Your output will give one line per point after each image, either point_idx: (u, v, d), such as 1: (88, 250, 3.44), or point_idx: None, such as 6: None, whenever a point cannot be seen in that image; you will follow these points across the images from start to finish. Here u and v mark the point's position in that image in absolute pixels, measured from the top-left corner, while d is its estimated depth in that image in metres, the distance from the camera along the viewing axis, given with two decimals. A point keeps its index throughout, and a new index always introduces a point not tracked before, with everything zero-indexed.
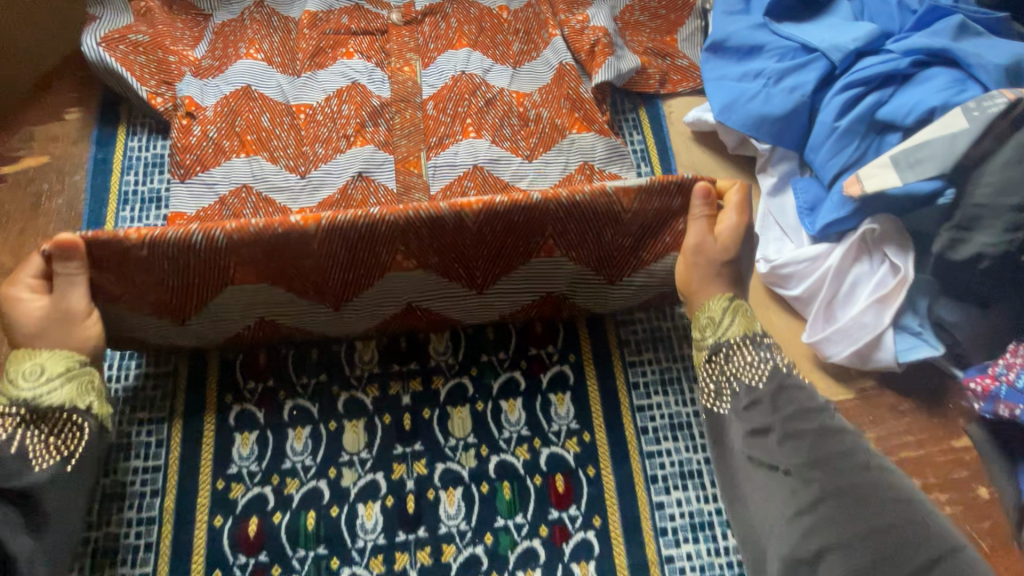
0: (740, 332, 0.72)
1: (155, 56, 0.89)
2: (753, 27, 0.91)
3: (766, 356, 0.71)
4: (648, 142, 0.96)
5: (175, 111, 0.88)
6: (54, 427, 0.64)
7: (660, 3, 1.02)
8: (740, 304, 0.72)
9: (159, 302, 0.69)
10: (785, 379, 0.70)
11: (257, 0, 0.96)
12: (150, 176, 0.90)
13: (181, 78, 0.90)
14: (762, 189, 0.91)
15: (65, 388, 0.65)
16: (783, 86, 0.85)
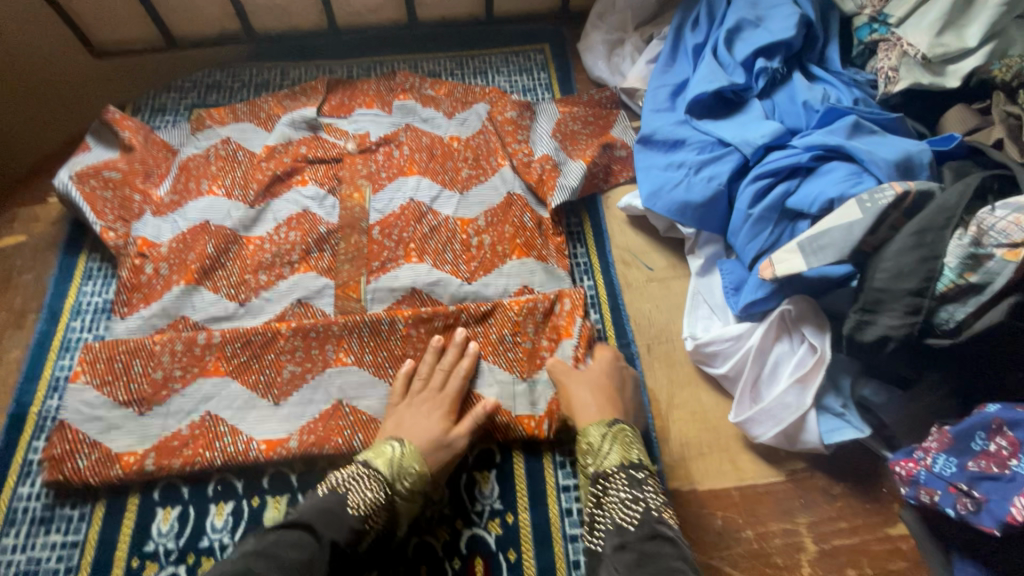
0: (618, 461, 0.74)
1: (121, 193, 0.96)
2: (677, 123, 1.00)
3: (637, 495, 0.71)
4: (585, 226, 1.02)
5: (126, 249, 0.93)
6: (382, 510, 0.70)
7: (588, 113, 1.12)
8: (620, 429, 0.76)
9: (138, 391, 0.81)
10: (653, 520, 0.68)
11: (224, 138, 1.06)
12: (108, 287, 0.93)
13: (139, 217, 0.96)
14: (691, 270, 0.95)
15: (416, 495, 0.74)
16: (702, 175, 0.92)
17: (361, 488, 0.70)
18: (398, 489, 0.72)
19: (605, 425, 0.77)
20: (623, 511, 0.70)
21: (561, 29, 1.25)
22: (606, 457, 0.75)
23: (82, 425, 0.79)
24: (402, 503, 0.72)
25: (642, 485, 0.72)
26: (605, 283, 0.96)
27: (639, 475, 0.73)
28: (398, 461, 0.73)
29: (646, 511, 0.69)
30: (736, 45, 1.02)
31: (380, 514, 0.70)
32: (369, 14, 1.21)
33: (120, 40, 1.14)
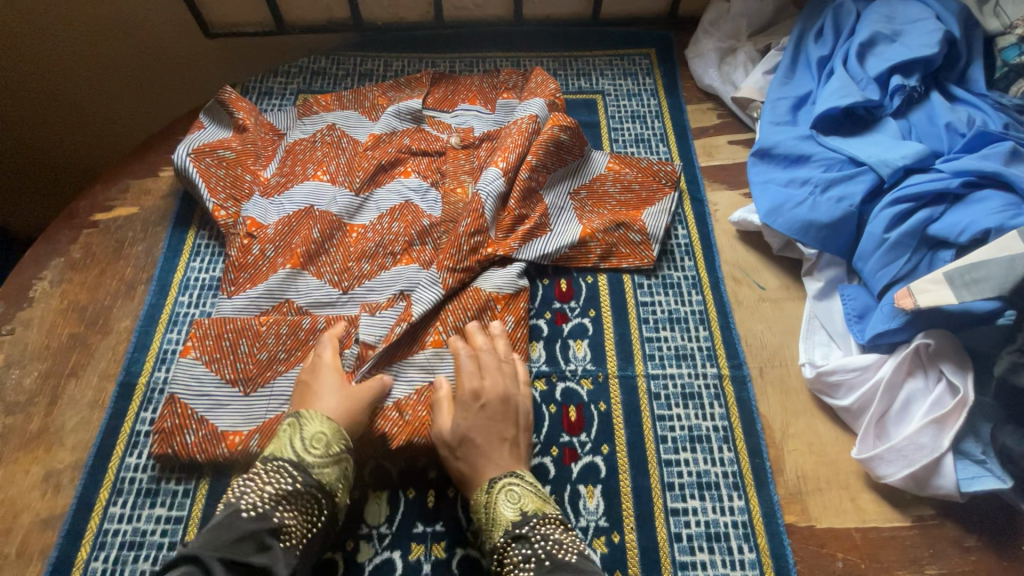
0: (512, 518, 0.67)
1: (233, 172, 0.97)
2: (800, 138, 0.95)
3: (530, 553, 0.63)
4: (693, 238, 0.97)
5: (235, 229, 0.94)
6: (309, 503, 0.66)
7: (637, 180, 1.00)
8: (507, 484, 0.69)
9: (243, 370, 0.82)
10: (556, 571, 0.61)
11: (330, 125, 1.06)
12: (215, 264, 0.94)
13: (249, 197, 0.96)
14: (807, 292, 0.90)
15: (330, 464, 0.69)
16: (830, 195, 0.87)
17: (260, 486, 0.64)
18: (307, 460, 0.68)
19: (487, 490, 0.69)
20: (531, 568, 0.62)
21: (669, 35, 1.22)
22: (496, 520, 0.67)
23: (190, 400, 0.79)
24: (322, 475, 0.68)
25: (527, 539, 0.65)
26: (715, 299, 0.91)
27: (524, 530, 0.65)
28: (323, 443, 0.70)
29: (546, 562, 0.62)
30: (869, 60, 0.96)
31: (299, 500, 0.65)
32: (474, 10, 1.21)
33: (233, 23, 1.15)
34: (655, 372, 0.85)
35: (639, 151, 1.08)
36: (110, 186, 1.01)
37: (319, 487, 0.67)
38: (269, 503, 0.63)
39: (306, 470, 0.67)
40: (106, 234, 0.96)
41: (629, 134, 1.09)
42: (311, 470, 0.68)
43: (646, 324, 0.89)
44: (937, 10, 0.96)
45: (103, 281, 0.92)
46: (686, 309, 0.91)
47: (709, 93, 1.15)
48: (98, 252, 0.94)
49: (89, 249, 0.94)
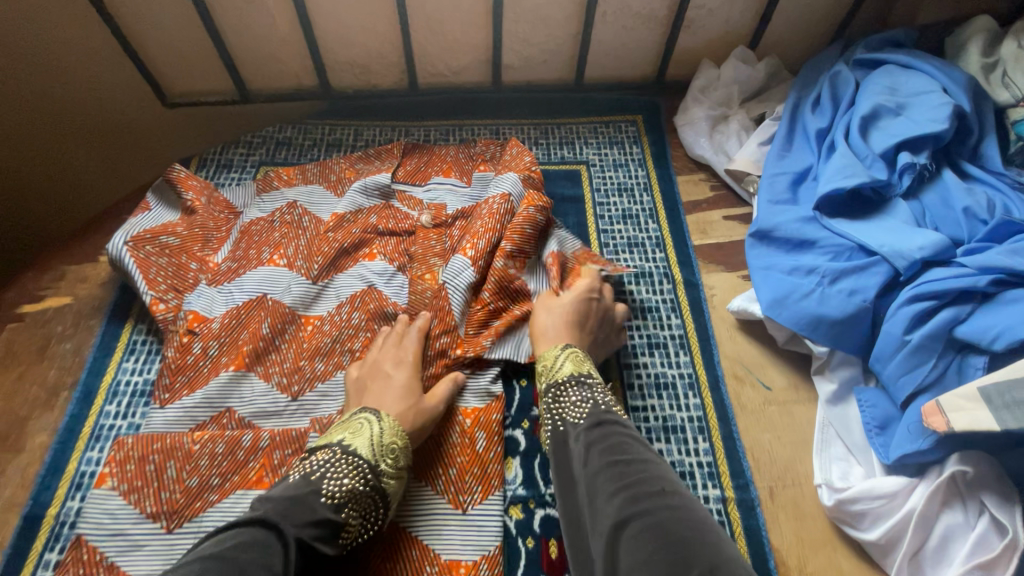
0: (569, 373, 0.73)
1: (177, 260, 0.87)
2: (803, 219, 0.86)
3: (586, 395, 0.69)
4: (688, 328, 0.87)
5: (175, 324, 0.83)
6: (362, 500, 0.64)
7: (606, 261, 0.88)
8: (574, 351, 0.76)
9: (168, 500, 0.70)
10: (602, 415, 0.66)
11: (291, 202, 0.97)
12: (150, 364, 0.83)
13: (193, 287, 0.87)
14: (819, 395, 0.80)
15: (385, 456, 0.67)
16: (840, 287, 0.78)
17: (338, 475, 0.63)
18: (382, 469, 0.66)
19: (559, 348, 0.76)
20: (577, 406, 0.68)
21: (657, 101, 1.15)
22: (559, 370, 0.74)
23: (102, 540, 0.67)
24: (388, 485, 0.66)
25: (586, 387, 0.70)
26: (715, 403, 0.81)
27: (588, 379, 0.71)
28: (378, 440, 0.68)
29: (595, 406, 0.67)
30: (872, 134, 0.89)
31: (361, 503, 0.64)
32: (451, 76, 1.14)
33: (193, 92, 1.09)
34: None
35: (627, 227, 0.98)
36: (44, 272, 0.92)
37: (377, 490, 0.65)
38: (339, 496, 0.62)
39: (375, 472, 0.66)
40: (32, 328, 0.86)
41: (615, 209, 1.01)
42: (374, 463, 0.66)
43: (638, 434, 0.78)
44: (942, 81, 0.89)
45: (21, 387, 0.81)
46: (684, 415, 0.79)
47: (700, 163, 1.07)
48: (20, 351, 0.84)
49: (9, 348, 0.84)
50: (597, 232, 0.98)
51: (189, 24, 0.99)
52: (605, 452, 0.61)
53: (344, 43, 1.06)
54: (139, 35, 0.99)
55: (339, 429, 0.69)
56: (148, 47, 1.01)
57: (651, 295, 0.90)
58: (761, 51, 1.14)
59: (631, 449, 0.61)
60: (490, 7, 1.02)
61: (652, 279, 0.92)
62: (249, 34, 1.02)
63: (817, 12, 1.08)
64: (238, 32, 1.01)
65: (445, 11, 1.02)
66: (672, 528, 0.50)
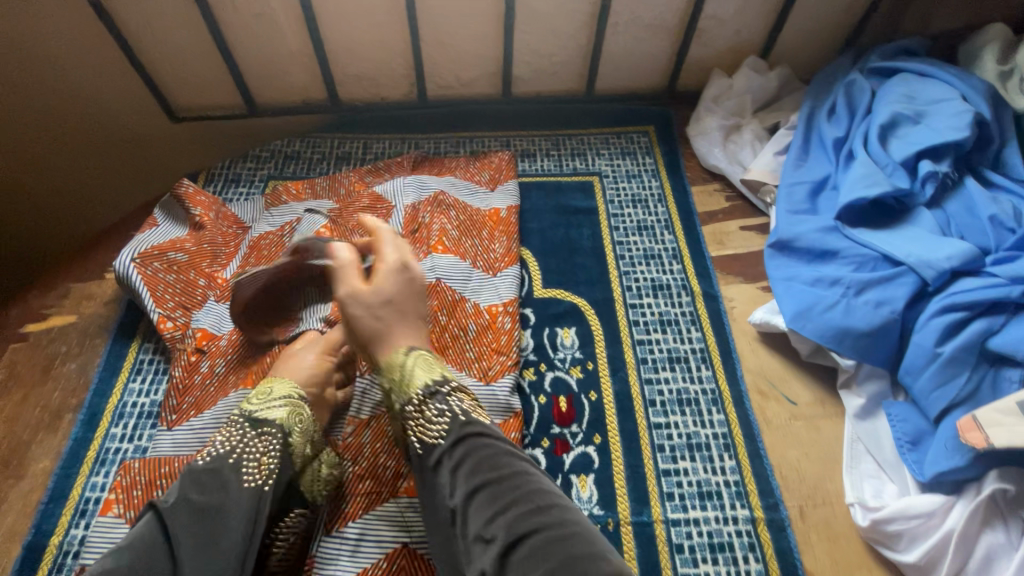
0: (423, 383, 0.61)
1: (185, 276, 0.85)
2: (824, 229, 0.85)
3: (443, 408, 0.59)
4: (709, 342, 0.85)
5: (183, 343, 0.81)
6: (256, 440, 0.62)
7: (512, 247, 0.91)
8: (422, 355, 0.64)
9: None
10: (462, 429, 0.57)
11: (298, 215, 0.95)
12: (156, 385, 0.81)
13: (201, 305, 0.84)
14: (848, 410, 0.77)
15: (276, 406, 0.67)
16: (866, 299, 0.76)
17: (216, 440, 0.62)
18: (250, 408, 0.66)
19: (405, 353, 0.63)
20: (437, 416, 0.58)
21: (669, 110, 1.14)
22: (411, 381, 0.61)
23: None
24: (275, 419, 0.65)
25: (443, 399, 0.60)
26: (740, 419, 0.78)
27: (444, 390, 0.61)
28: (259, 393, 0.68)
29: (453, 418, 0.58)
30: (891, 142, 0.88)
31: (256, 443, 0.62)
32: (460, 88, 1.13)
33: (200, 106, 1.08)
34: (677, 518, 0.71)
35: (643, 239, 0.97)
36: (49, 290, 0.90)
37: (266, 426, 0.64)
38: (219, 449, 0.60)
39: (247, 413, 0.65)
40: (35, 348, 0.84)
41: (630, 220, 0.99)
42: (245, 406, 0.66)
43: (661, 453, 0.75)
44: (961, 89, 0.88)
45: (24, 410, 0.78)
46: (708, 432, 0.77)
47: (714, 174, 1.06)
48: (23, 372, 0.81)
49: (11, 369, 0.81)
50: (612, 243, 0.96)
51: (198, 38, 0.98)
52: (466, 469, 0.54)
53: (352, 56, 1.05)
54: (148, 49, 0.98)
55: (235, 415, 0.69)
56: (156, 61, 1.00)
57: (670, 308, 0.89)
58: (772, 61, 1.14)
59: (490, 458, 0.54)
60: (500, 19, 1.01)
61: (670, 291, 0.90)
62: (257, 47, 1.01)
63: (829, 22, 1.08)
64: (246, 46, 1.01)
65: (454, 23, 1.01)
66: (571, 555, 0.46)
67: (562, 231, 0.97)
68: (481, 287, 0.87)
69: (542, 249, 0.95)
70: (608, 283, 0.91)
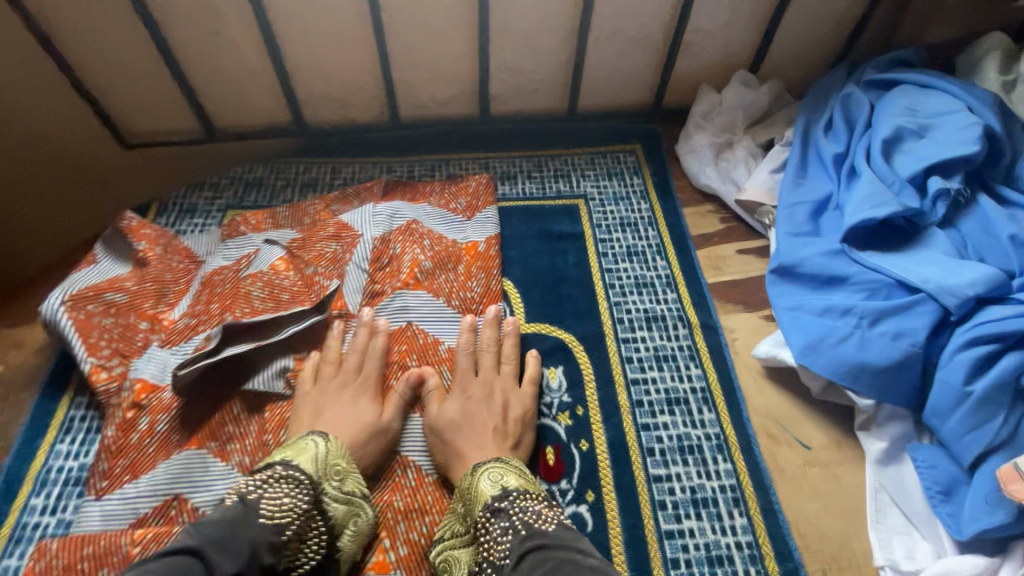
0: (488, 501, 0.61)
1: (124, 320, 0.76)
2: (830, 253, 0.78)
3: (506, 526, 0.58)
4: (710, 379, 0.77)
5: (119, 396, 0.71)
6: (307, 522, 0.59)
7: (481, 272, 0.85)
8: (493, 466, 0.64)
9: None
10: (527, 540, 0.54)
11: (255, 249, 0.87)
12: (87, 446, 0.71)
13: (142, 352, 0.75)
14: (868, 455, 0.69)
15: (343, 475, 0.64)
16: (882, 331, 0.69)
17: (276, 497, 0.58)
18: (324, 488, 0.62)
19: (471, 472, 0.64)
20: (504, 529, 0.57)
21: (656, 128, 1.09)
22: (479, 492, 0.62)
23: None
24: (334, 509, 0.62)
25: (506, 514, 0.59)
26: (749, 469, 0.70)
27: (502, 505, 0.60)
28: (324, 458, 0.64)
29: (518, 534, 0.56)
30: (896, 158, 0.82)
31: (309, 527, 0.59)
32: (435, 108, 1.06)
33: (153, 131, 1.00)
34: None
35: (633, 265, 0.89)
36: None
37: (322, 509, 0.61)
38: (281, 518, 0.57)
39: (319, 488, 0.61)
40: None
41: (619, 246, 0.92)
42: (317, 478, 0.61)
43: (663, 511, 0.67)
44: (966, 100, 0.83)
45: None
46: (715, 485, 0.68)
47: (707, 194, 1.00)
48: None
49: None
50: (600, 271, 0.88)
51: (149, 59, 0.90)
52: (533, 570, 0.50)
53: (319, 77, 0.98)
54: (91, 68, 0.90)
55: (280, 449, 0.64)
56: (102, 82, 0.92)
57: (666, 342, 0.81)
58: (762, 75, 1.09)
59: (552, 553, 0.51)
60: (476, 35, 0.95)
61: (665, 323, 0.83)
62: (215, 68, 0.94)
63: (819, 34, 1.03)
64: (203, 67, 0.93)
65: (427, 40, 0.95)
66: None
67: (546, 259, 0.90)
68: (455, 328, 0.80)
69: (524, 279, 0.87)
70: (597, 316, 0.83)
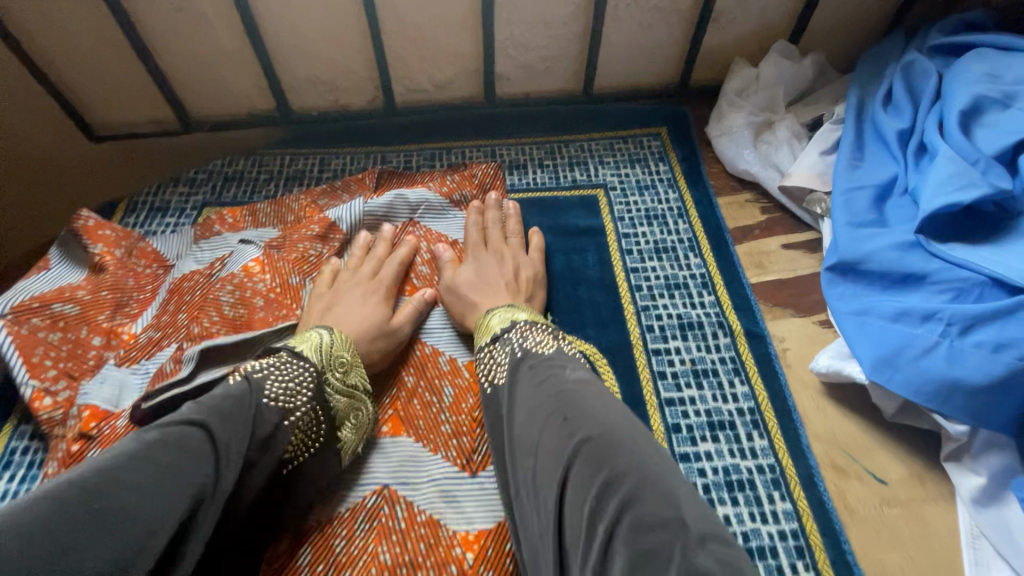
0: (502, 324, 0.60)
1: (74, 336, 0.65)
2: (903, 245, 0.65)
3: (515, 342, 0.56)
4: (760, 399, 0.65)
5: (63, 426, 0.61)
6: (313, 412, 0.53)
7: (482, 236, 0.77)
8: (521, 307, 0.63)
9: None
10: (528, 358, 0.54)
11: (230, 250, 0.75)
12: (26, 484, 0.61)
13: (94, 372, 0.65)
14: (960, 492, 0.57)
15: (349, 371, 0.60)
16: (977, 341, 0.56)
17: (283, 377, 0.52)
18: (328, 377, 0.56)
19: (489, 314, 0.63)
20: (510, 349, 0.56)
21: (682, 108, 0.96)
22: (489, 325, 0.61)
23: None
24: (337, 403, 0.57)
25: (506, 339, 0.57)
26: (814, 510, 0.58)
27: (507, 333, 0.58)
28: (328, 348, 0.58)
29: (535, 346, 0.55)
30: (977, 133, 0.69)
31: (314, 419, 0.53)
32: (434, 91, 0.95)
33: (124, 122, 0.91)
34: None
35: (663, 264, 0.77)
36: None
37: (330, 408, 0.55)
38: (287, 399, 0.51)
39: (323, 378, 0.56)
40: None
41: (645, 241, 0.80)
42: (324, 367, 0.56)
43: None
44: None
45: None
46: (772, 531, 0.56)
47: (744, 181, 0.87)
48: None
49: None
50: (624, 272, 0.77)
51: (111, 40, 0.80)
52: (528, 441, 0.47)
53: (305, 58, 0.87)
54: (45, 50, 0.79)
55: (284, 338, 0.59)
56: (60, 65, 0.82)
57: (704, 353, 0.69)
58: (804, 47, 0.96)
59: (550, 387, 0.49)
60: (479, 5, 0.83)
61: (703, 331, 0.71)
62: (188, 50, 0.84)
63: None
64: (173, 48, 0.83)
65: (426, 12, 0.84)
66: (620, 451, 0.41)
67: (561, 258, 0.78)
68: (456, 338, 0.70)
69: None
70: (622, 324, 0.71)
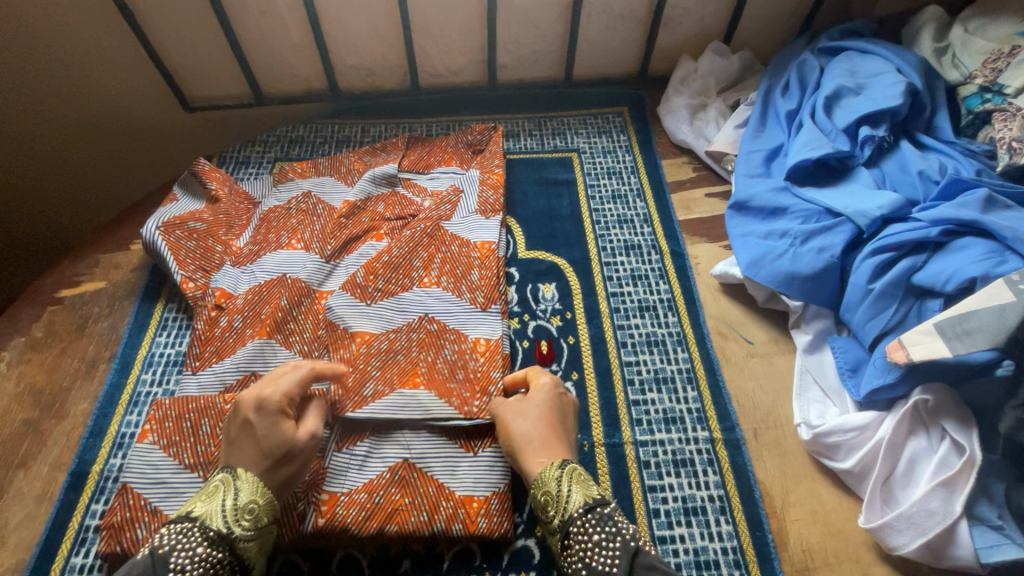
0: (582, 501, 0.63)
1: (204, 244, 0.95)
2: (776, 189, 0.95)
3: (613, 531, 0.59)
4: (675, 293, 0.95)
5: (204, 301, 0.90)
6: (218, 571, 0.57)
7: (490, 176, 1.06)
8: (574, 470, 0.67)
9: (205, 453, 0.75)
10: (636, 557, 0.57)
11: (305, 192, 1.04)
12: (181, 338, 0.91)
13: (219, 268, 0.93)
14: (797, 346, 0.87)
15: (242, 515, 0.61)
16: (810, 246, 0.86)
17: (189, 546, 0.57)
18: (236, 534, 0.60)
19: (557, 471, 0.66)
20: (604, 538, 0.59)
21: (641, 93, 1.25)
22: (568, 501, 0.64)
23: (144, 490, 0.73)
24: (245, 550, 0.60)
25: (609, 522, 0.61)
26: (702, 357, 0.88)
27: (607, 510, 0.62)
28: (235, 503, 0.61)
29: (625, 542, 0.58)
30: (836, 112, 0.98)
31: (217, 574, 0.57)
32: (449, 76, 1.24)
33: (213, 96, 1.19)
34: (644, 439, 0.80)
35: (616, 205, 1.07)
36: (80, 260, 0.99)
37: (234, 560, 0.59)
38: (191, 568, 0.55)
39: (231, 538, 0.59)
40: (71, 310, 0.93)
41: (605, 190, 1.09)
42: (230, 527, 0.59)
43: (632, 386, 0.85)
44: (897, 63, 0.99)
45: (63, 361, 0.88)
46: (674, 369, 0.87)
47: (683, 148, 1.16)
48: (59, 330, 0.91)
49: (50, 327, 0.91)
50: (588, 211, 1.06)
51: (210, 32, 1.08)
52: None
53: (352, 48, 1.15)
54: (161, 40, 1.07)
55: (191, 499, 0.62)
56: (170, 51, 1.10)
57: (641, 264, 0.98)
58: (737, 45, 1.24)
59: None
60: (484, 12, 1.11)
61: (641, 250, 1.00)
62: (266, 43, 1.11)
63: (784, 9, 1.18)
64: (254, 41, 1.11)
65: (442, 17, 1.11)
66: None
67: (543, 201, 1.07)
68: (469, 320, 0.87)
69: (525, 217, 1.05)
70: (584, 245, 1.01)
